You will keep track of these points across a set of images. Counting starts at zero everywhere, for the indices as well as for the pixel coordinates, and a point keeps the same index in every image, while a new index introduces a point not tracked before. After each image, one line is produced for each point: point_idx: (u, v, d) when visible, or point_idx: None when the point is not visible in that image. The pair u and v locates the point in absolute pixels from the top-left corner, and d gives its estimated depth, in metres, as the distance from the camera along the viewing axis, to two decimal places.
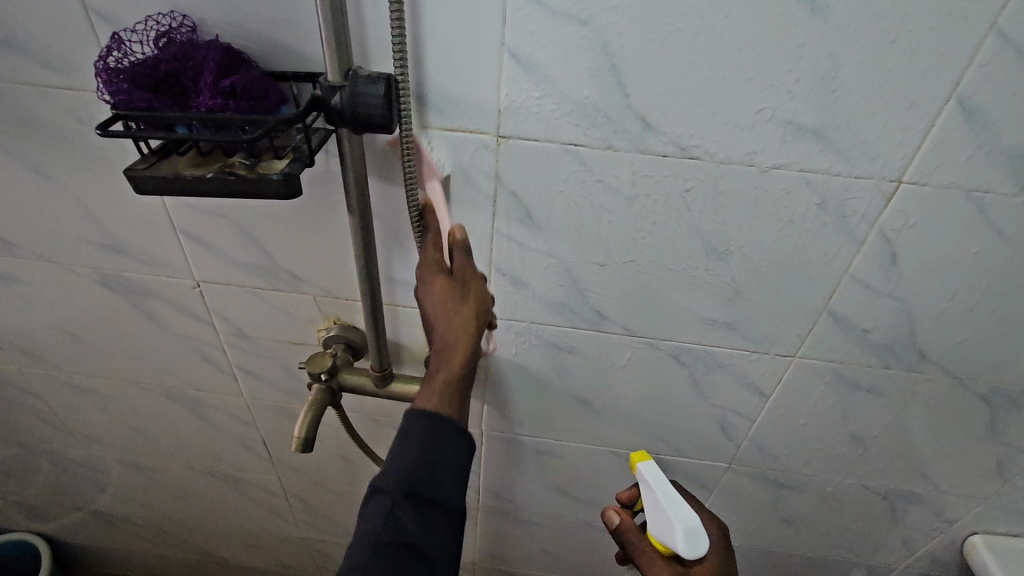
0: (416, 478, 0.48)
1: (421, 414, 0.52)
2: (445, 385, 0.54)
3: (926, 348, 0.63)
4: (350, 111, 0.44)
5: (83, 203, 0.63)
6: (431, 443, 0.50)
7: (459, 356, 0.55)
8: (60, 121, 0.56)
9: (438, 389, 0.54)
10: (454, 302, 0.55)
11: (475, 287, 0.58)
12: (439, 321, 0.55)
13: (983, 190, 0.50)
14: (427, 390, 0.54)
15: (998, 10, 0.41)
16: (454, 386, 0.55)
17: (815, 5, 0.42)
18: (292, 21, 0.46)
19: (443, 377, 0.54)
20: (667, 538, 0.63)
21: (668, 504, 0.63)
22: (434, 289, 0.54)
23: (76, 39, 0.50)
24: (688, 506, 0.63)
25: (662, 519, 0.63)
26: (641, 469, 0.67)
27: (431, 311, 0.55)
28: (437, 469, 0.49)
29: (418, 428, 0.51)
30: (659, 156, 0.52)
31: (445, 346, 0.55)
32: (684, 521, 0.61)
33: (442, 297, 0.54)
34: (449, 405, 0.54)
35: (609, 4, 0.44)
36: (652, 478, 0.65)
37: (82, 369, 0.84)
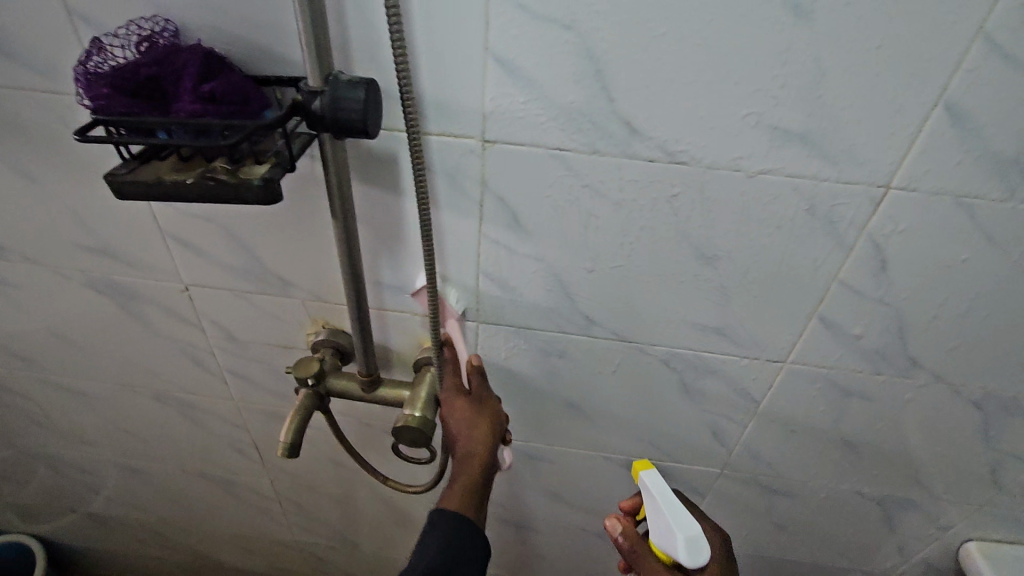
0: (434, 570, 0.53)
1: (446, 514, 0.57)
2: (467, 489, 0.60)
3: (918, 354, 0.63)
4: (331, 116, 0.44)
5: (70, 207, 0.63)
6: (451, 535, 0.55)
7: (478, 467, 0.61)
8: (46, 125, 0.56)
9: (459, 489, 0.59)
10: (472, 415, 0.63)
11: (492, 408, 0.65)
12: (459, 434, 0.62)
13: (973, 196, 0.50)
14: (448, 494, 0.59)
15: (985, 15, 0.41)
16: (476, 486, 0.60)
17: (799, 9, 0.42)
18: (275, 25, 0.46)
19: (464, 482, 0.60)
20: (668, 545, 0.62)
21: (671, 512, 0.62)
22: (458, 412, 0.63)
23: (59, 43, 0.50)
24: (689, 513, 0.63)
25: (663, 526, 0.63)
26: (644, 477, 0.67)
27: (454, 427, 0.63)
28: (454, 557, 0.54)
29: (444, 528, 0.56)
30: (646, 161, 0.51)
31: (465, 456, 0.62)
32: (686, 530, 0.61)
33: (464, 411, 0.63)
34: (470, 506, 0.59)
35: (592, 9, 0.44)
36: (655, 486, 0.65)
37: (73, 372, 0.84)
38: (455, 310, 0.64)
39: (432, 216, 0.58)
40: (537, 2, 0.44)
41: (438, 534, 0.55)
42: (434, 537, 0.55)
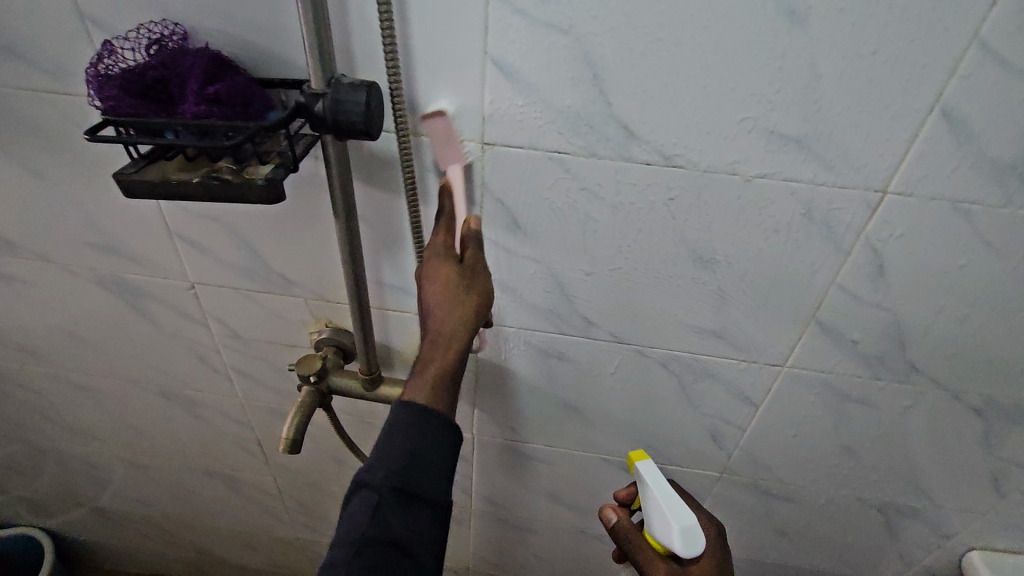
0: (401, 470, 0.48)
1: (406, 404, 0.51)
2: (437, 380, 0.53)
3: (917, 359, 0.62)
4: (332, 118, 0.45)
5: (81, 205, 0.64)
6: (418, 429, 0.50)
7: (452, 350, 0.53)
8: (59, 125, 0.57)
9: (430, 377, 0.53)
10: (454, 290, 0.53)
11: (479, 289, 0.55)
12: (435, 317, 0.53)
13: (970, 201, 0.50)
14: (417, 380, 0.53)
15: (979, 22, 0.41)
16: (447, 377, 0.53)
17: (794, 16, 0.43)
18: (280, 29, 0.47)
19: (435, 371, 0.53)
20: (664, 535, 0.62)
21: (666, 501, 0.62)
22: (437, 291, 0.53)
23: (73, 46, 0.51)
24: (685, 504, 0.63)
25: (659, 518, 0.63)
26: (640, 468, 0.67)
27: (430, 304, 0.53)
28: (420, 460, 0.49)
29: (407, 418, 0.50)
30: (643, 164, 0.52)
31: (439, 339, 0.53)
32: (681, 520, 0.60)
33: (444, 288, 0.53)
34: (440, 399, 0.53)
35: (589, 14, 0.44)
36: (650, 476, 0.65)
37: (82, 368, 0.85)
38: (444, 113, 0.51)
39: (432, 216, 0.59)
40: (535, 7, 0.45)
41: (401, 429, 0.49)
42: (400, 432, 0.49)
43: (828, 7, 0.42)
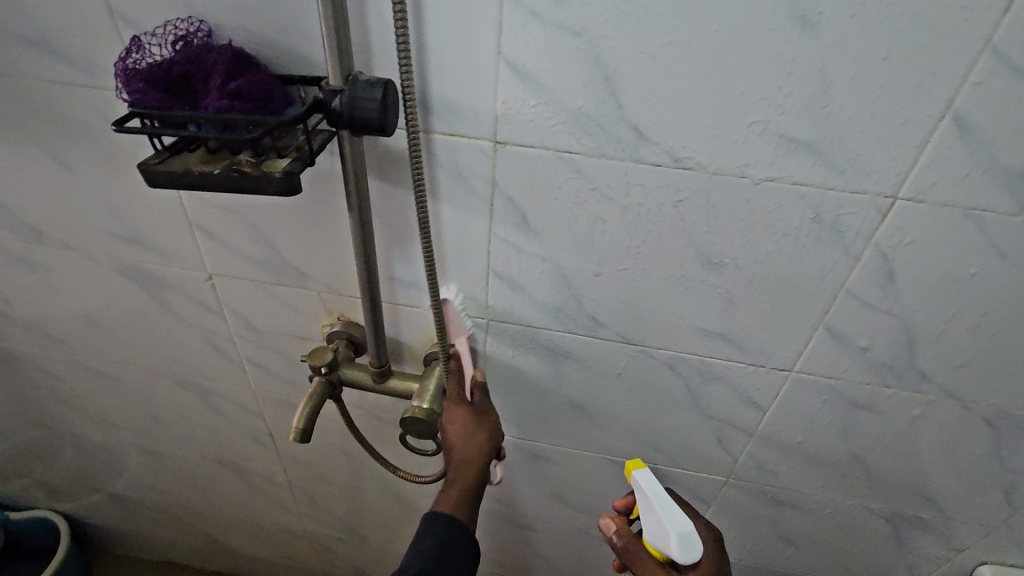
0: (430, 573, 0.55)
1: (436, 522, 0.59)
2: (460, 495, 0.63)
3: (926, 367, 0.62)
4: (349, 115, 0.46)
5: (105, 196, 0.67)
6: (444, 548, 0.57)
7: (470, 477, 0.64)
8: (87, 117, 0.59)
9: (452, 495, 0.63)
10: (471, 425, 0.66)
11: (492, 422, 0.68)
12: (458, 444, 0.65)
13: (982, 209, 0.49)
14: (443, 497, 0.63)
15: (991, 28, 0.41)
16: (467, 497, 0.63)
17: (805, 21, 0.43)
18: (300, 28, 0.49)
19: (458, 486, 0.63)
20: (661, 542, 0.63)
21: (662, 510, 0.63)
22: (458, 424, 0.65)
23: (102, 41, 0.53)
24: (679, 509, 0.63)
25: (655, 525, 0.63)
26: (635, 476, 0.67)
27: (452, 435, 0.65)
28: (449, 558, 0.57)
29: (434, 542, 0.58)
30: (652, 166, 0.52)
31: (460, 464, 0.64)
32: (678, 528, 0.61)
33: (458, 430, 0.65)
34: (463, 512, 0.62)
35: (601, 18, 0.45)
36: (646, 484, 0.65)
37: (102, 355, 0.88)
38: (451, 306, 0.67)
39: (443, 213, 0.60)
40: (548, 9, 0.45)
41: (429, 546, 0.57)
42: (432, 531, 0.59)
43: (839, 11, 0.42)
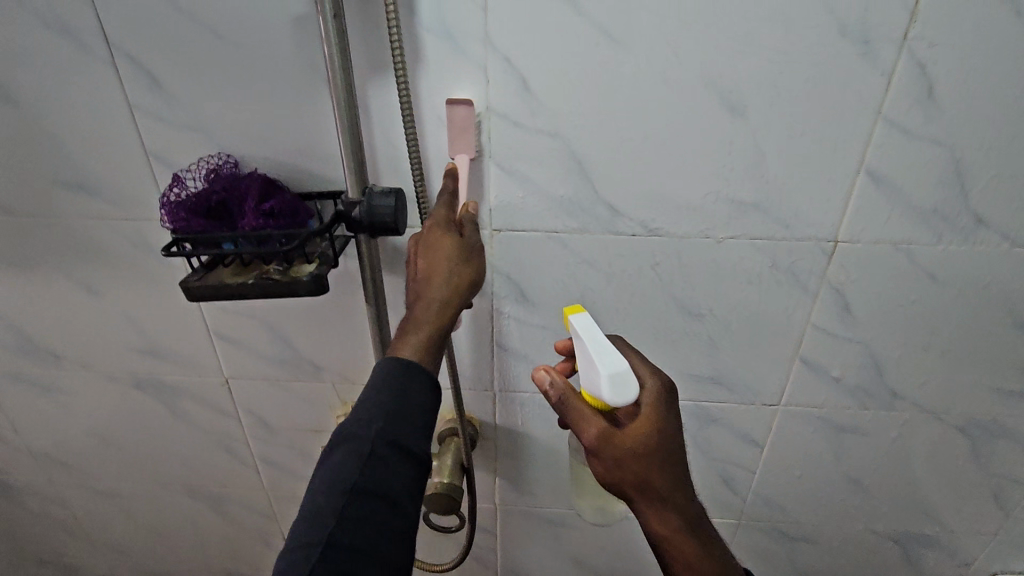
0: (391, 423, 0.45)
1: (393, 368, 0.47)
2: (426, 339, 0.49)
3: (895, 386, 0.69)
4: (367, 220, 0.53)
5: (128, 315, 0.71)
6: (401, 395, 0.46)
7: (447, 316, 0.50)
8: (116, 246, 0.65)
9: (420, 336, 0.49)
10: (449, 257, 0.50)
11: (476, 267, 0.52)
12: (431, 280, 0.49)
13: (907, 242, 0.59)
14: (404, 337, 0.49)
15: (880, 103, 0.52)
16: (438, 339, 0.50)
17: (735, 110, 0.53)
18: (318, 152, 0.57)
19: (426, 327, 0.49)
20: (591, 385, 0.48)
21: (591, 347, 0.47)
22: (436, 256, 0.50)
23: (140, 180, 0.61)
24: (616, 350, 0.47)
25: (586, 369, 0.48)
26: (572, 321, 0.51)
27: (426, 268, 0.50)
28: (410, 407, 0.46)
29: (391, 383, 0.46)
30: (630, 236, 0.61)
31: (434, 301, 0.49)
32: (612, 364, 0.46)
33: (440, 259, 0.50)
34: (427, 355, 0.49)
35: (572, 122, 0.55)
36: (585, 331, 0.49)
37: (110, 474, 0.88)
38: (471, 104, 0.54)
39: None
40: (527, 118, 0.55)
41: (388, 389, 0.46)
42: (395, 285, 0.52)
43: (760, 102, 0.53)
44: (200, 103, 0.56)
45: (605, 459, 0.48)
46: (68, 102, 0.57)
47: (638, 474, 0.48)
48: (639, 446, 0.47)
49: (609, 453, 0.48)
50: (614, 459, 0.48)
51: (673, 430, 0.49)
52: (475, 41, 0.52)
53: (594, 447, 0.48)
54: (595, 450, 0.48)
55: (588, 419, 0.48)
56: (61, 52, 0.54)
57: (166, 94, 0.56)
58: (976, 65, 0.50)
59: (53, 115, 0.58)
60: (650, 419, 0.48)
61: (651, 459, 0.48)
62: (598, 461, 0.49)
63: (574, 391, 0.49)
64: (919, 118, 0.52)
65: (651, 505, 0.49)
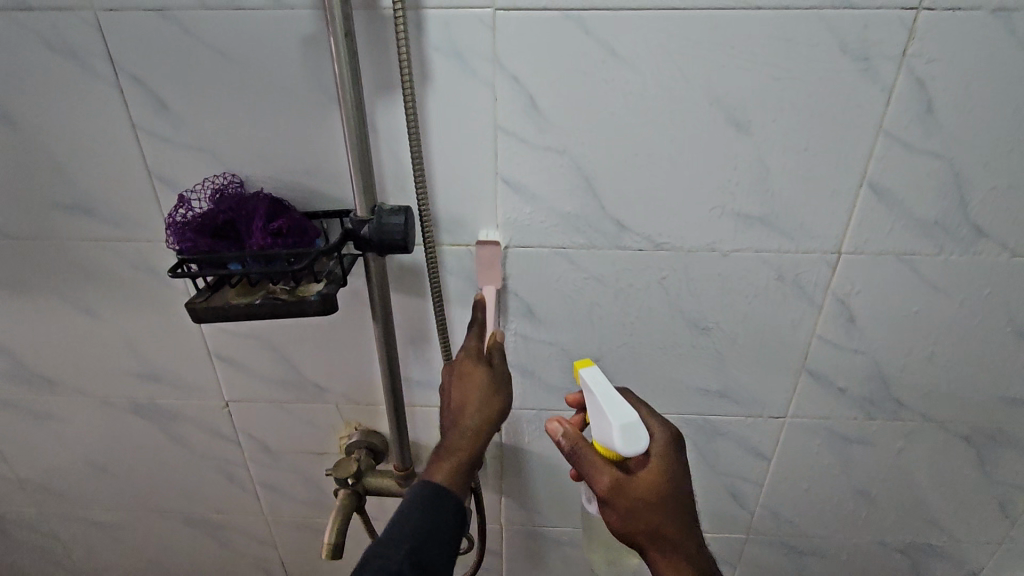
0: (418, 544, 0.47)
1: (426, 490, 0.50)
2: (456, 466, 0.52)
3: (900, 396, 0.69)
4: (376, 238, 0.53)
5: (126, 337, 0.70)
6: (428, 516, 0.48)
7: (478, 445, 0.54)
8: (116, 267, 0.64)
9: (452, 461, 0.52)
10: (477, 386, 0.55)
11: (503, 399, 0.56)
12: (466, 409, 0.54)
13: (909, 253, 0.59)
14: (437, 463, 0.52)
15: (881, 117, 0.53)
16: (467, 467, 0.53)
17: (740, 125, 0.54)
18: (325, 171, 0.57)
19: (459, 454, 0.52)
20: (602, 436, 0.48)
21: (601, 399, 0.48)
22: (467, 387, 0.55)
23: (142, 200, 0.60)
24: (625, 400, 0.48)
25: (596, 419, 0.49)
26: (580, 372, 0.52)
27: (459, 400, 0.55)
28: (437, 528, 0.48)
29: (422, 504, 0.49)
30: (637, 251, 0.61)
31: (466, 432, 0.53)
32: (623, 416, 0.46)
33: (473, 387, 0.55)
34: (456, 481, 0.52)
35: (579, 139, 0.55)
36: (593, 381, 0.50)
37: (103, 502, 0.85)
38: (499, 243, 0.60)
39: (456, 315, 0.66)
40: (535, 136, 0.55)
41: (417, 511, 0.49)
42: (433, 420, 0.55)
43: (764, 117, 0.53)
44: (206, 123, 0.56)
45: (617, 508, 0.48)
46: (70, 122, 0.56)
47: (648, 524, 0.48)
48: (651, 497, 0.47)
49: (620, 503, 0.48)
50: (625, 508, 0.48)
51: (682, 481, 0.49)
52: (484, 59, 0.52)
53: (606, 496, 0.48)
54: (606, 499, 0.48)
55: (599, 468, 0.48)
56: (65, 73, 0.54)
57: (172, 114, 0.55)
58: (971, 80, 0.51)
59: (54, 135, 0.57)
60: (660, 470, 0.48)
61: (660, 509, 0.48)
62: (611, 509, 0.49)
63: (586, 441, 0.49)
64: (918, 132, 0.53)
65: (663, 553, 0.49)
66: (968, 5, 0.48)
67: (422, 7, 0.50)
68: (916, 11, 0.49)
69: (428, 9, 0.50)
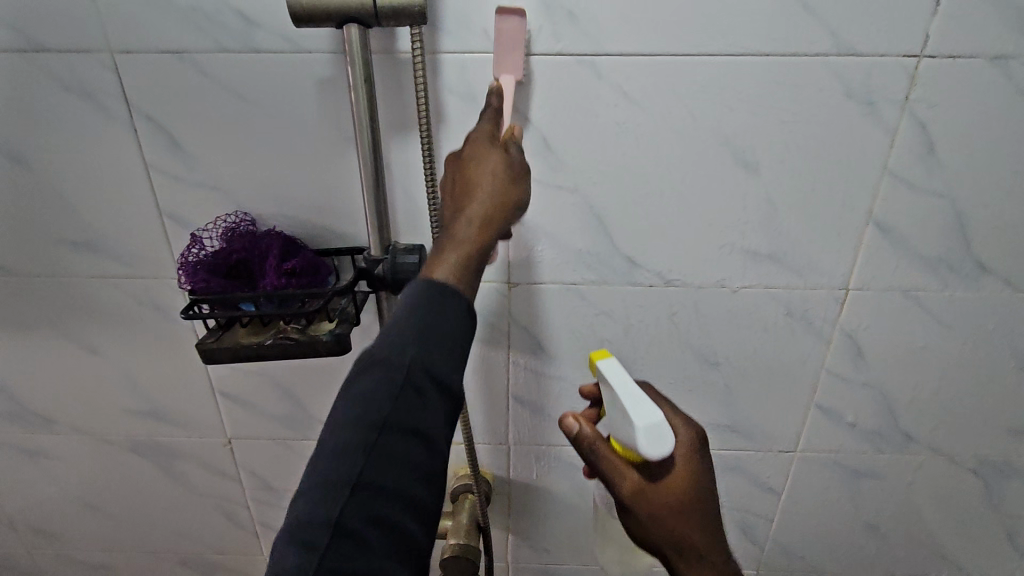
0: (426, 353, 0.38)
1: (427, 286, 0.41)
2: (463, 257, 0.43)
3: (909, 429, 0.69)
4: (391, 277, 0.52)
5: (128, 375, 0.69)
6: (432, 315, 0.39)
7: (487, 234, 0.44)
8: (121, 305, 0.64)
9: (457, 260, 0.43)
10: (493, 179, 0.45)
11: (522, 190, 0.46)
12: (474, 187, 0.45)
13: (915, 288, 0.60)
14: (438, 260, 0.43)
15: (885, 158, 0.54)
16: (474, 268, 0.44)
17: (749, 166, 0.55)
18: (338, 210, 0.57)
19: (465, 250, 0.43)
20: (623, 436, 0.47)
21: (623, 396, 0.46)
22: (479, 166, 0.45)
23: (151, 238, 0.60)
24: (649, 398, 0.46)
25: (618, 418, 0.47)
26: (601, 368, 0.50)
27: (467, 182, 0.45)
28: (446, 329, 0.39)
29: (421, 302, 0.40)
30: (647, 287, 0.61)
31: (474, 222, 0.44)
32: (646, 416, 0.44)
33: (487, 169, 0.45)
34: (465, 282, 0.43)
35: (590, 178, 0.56)
36: (613, 378, 0.48)
37: (96, 543, 0.83)
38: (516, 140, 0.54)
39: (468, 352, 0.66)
40: (547, 175, 0.56)
41: (418, 307, 0.39)
42: (418, 305, 0.40)
43: (772, 158, 0.55)
44: (221, 163, 0.56)
45: (639, 514, 0.47)
46: (82, 161, 0.56)
47: (672, 531, 0.47)
48: (674, 505, 0.46)
49: (644, 509, 0.47)
50: (649, 514, 0.47)
51: (707, 486, 0.47)
52: None
53: (628, 502, 0.47)
54: (628, 505, 0.47)
55: (621, 472, 0.47)
56: (79, 113, 0.54)
57: (186, 155, 0.56)
58: (970, 124, 0.53)
59: (65, 175, 0.57)
60: (685, 475, 0.47)
61: (688, 512, 0.47)
62: (632, 514, 0.48)
63: (605, 440, 0.48)
64: (923, 173, 0.55)
65: (688, 563, 0.48)
66: (967, 54, 0.50)
67: (438, 51, 0.51)
68: (917, 58, 0.50)
69: (444, 54, 0.51)
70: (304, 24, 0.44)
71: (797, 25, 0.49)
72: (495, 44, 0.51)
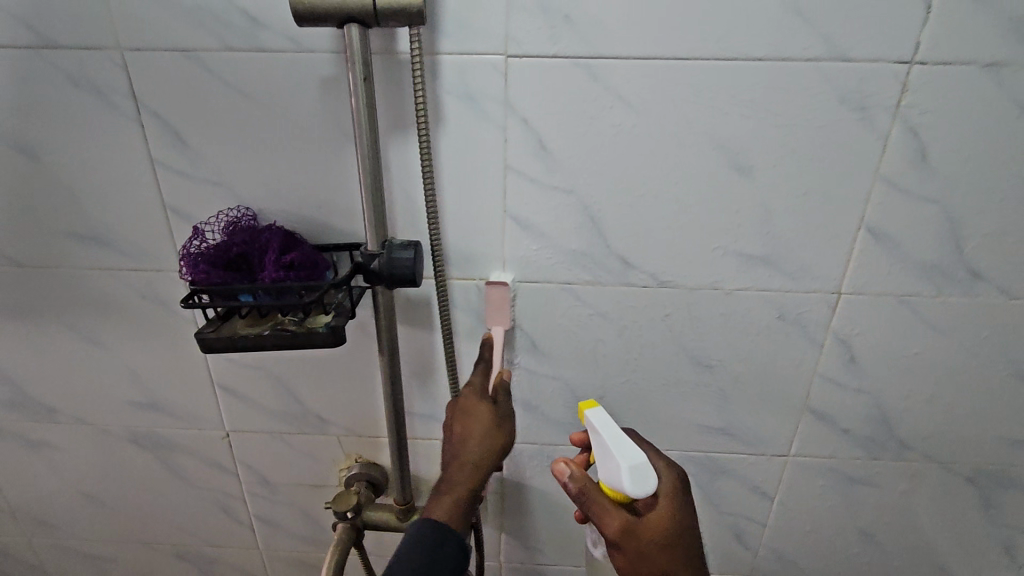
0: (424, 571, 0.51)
1: (427, 523, 0.54)
2: (456, 503, 0.55)
3: (903, 436, 0.69)
4: (386, 272, 0.53)
5: (130, 367, 0.70)
6: (429, 551, 0.52)
7: (478, 478, 0.56)
8: (124, 297, 0.65)
9: (451, 500, 0.55)
10: (484, 427, 0.57)
11: (505, 440, 0.58)
12: (467, 431, 0.56)
13: (909, 294, 0.60)
14: (439, 500, 0.55)
15: (878, 164, 0.55)
16: (465, 506, 0.55)
17: (742, 169, 0.56)
18: (337, 207, 0.59)
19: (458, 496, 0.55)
20: (610, 478, 0.49)
21: (612, 441, 0.49)
22: (472, 414, 0.57)
23: (156, 231, 0.61)
24: (633, 443, 0.50)
25: (605, 461, 0.50)
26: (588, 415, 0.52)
27: (461, 432, 0.57)
28: (440, 554, 0.52)
29: (421, 535, 0.53)
30: (641, 288, 0.62)
31: (466, 463, 0.55)
32: (634, 457, 0.48)
33: (476, 425, 0.57)
34: (457, 518, 0.55)
35: (586, 179, 0.57)
36: (599, 423, 0.51)
37: (95, 534, 0.84)
38: (505, 284, 0.61)
39: (464, 350, 0.66)
40: (543, 176, 0.57)
41: (419, 543, 0.52)
42: (418, 538, 0.53)
43: (765, 162, 0.55)
44: (225, 159, 0.57)
45: (627, 553, 0.49)
46: (91, 155, 0.58)
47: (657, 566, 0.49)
48: (660, 538, 0.49)
49: (632, 546, 0.49)
50: (636, 551, 0.49)
51: (687, 518, 0.51)
52: (495, 103, 0.54)
53: (616, 540, 0.49)
54: (616, 543, 0.49)
55: (609, 513, 0.49)
56: (89, 108, 0.56)
57: (191, 151, 0.57)
58: (963, 131, 0.53)
59: (74, 168, 0.58)
60: (668, 511, 0.50)
61: (672, 550, 0.50)
62: (618, 552, 0.50)
63: (593, 483, 0.50)
64: (916, 178, 0.55)
65: None
66: (959, 61, 0.50)
67: (437, 52, 0.52)
68: (909, 65, 0.51)
69: (443, 55, 0.52)
70: (306, 23, 0.46)
71: (791, 30, 0.50)
72: (493, 46, 0.52)
